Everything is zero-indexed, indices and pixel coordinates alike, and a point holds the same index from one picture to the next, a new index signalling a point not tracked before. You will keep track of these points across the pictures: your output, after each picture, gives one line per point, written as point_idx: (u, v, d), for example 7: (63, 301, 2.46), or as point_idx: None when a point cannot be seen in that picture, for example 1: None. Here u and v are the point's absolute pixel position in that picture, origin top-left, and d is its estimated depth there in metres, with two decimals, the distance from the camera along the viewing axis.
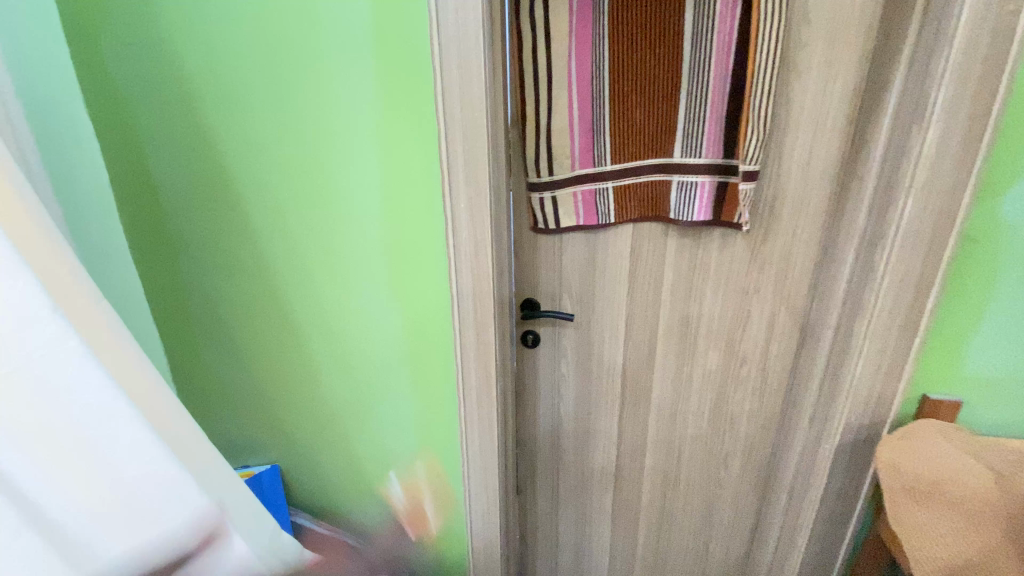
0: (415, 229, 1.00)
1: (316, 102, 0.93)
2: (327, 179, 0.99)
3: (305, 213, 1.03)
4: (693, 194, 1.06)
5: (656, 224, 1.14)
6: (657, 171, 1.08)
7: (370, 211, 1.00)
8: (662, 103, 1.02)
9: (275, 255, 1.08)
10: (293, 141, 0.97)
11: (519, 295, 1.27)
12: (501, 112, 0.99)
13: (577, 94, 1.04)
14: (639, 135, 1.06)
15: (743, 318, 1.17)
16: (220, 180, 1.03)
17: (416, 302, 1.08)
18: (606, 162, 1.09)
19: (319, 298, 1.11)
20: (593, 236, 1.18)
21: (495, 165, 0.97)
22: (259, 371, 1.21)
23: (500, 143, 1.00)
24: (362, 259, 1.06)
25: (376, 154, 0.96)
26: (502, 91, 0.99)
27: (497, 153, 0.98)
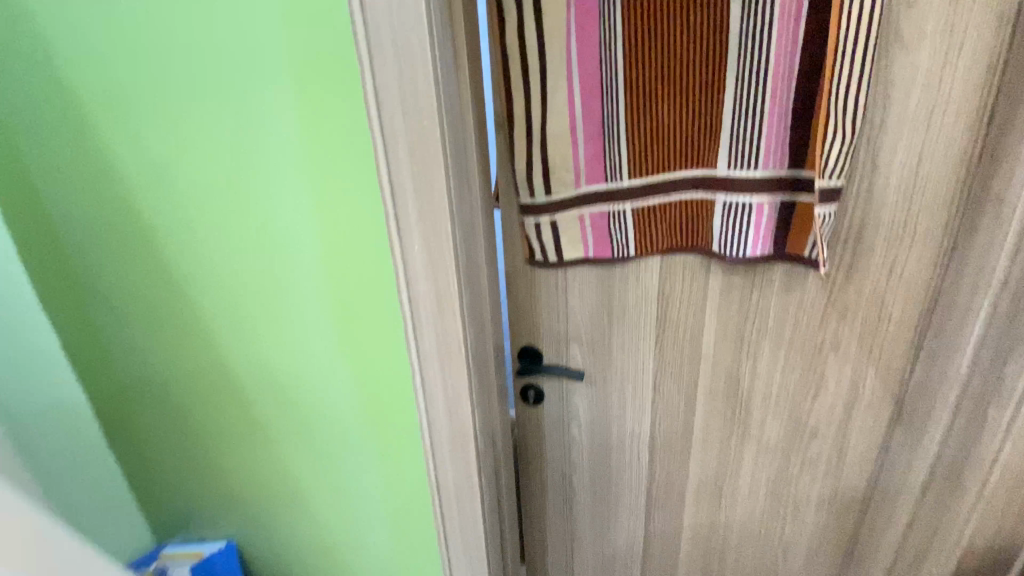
0: (360, 277, 0.74)
1: (214, 119, 0.67)
2: (245, 221, 0.73)
3: (225, 263, 0.77)
4: (744, 221, 0.76)
5: (693, 258, 0.84)
6: (693, 188, 0.79)
7: (304, 258, 0.74)
8: (698, 96, 0.73)
9: (200, 314, 0.84)
10: (194, 172, 0.71)
11: (516, 342, 1.01)
12: (472, 121, 0.72)
13: (580, 85, 0.76)
14: (667, 141, 0.77)
15: (814, 381, 0.87)
16: (117, 228, 0.78)
17: (377, 372, 0.82)
18: (622, 177, 0.81)
19: (258, 365, 0.87)
20: (609, 272, 0.90)
21: (463, 195, 0.70)
22: (195, 440, 0.98)
23: (472, 162, 0.73)
24: (305, 319, 0.80)
25: (305, 186, 0.69)
26: (473, 92, 0.72)
27: (466, 177, 0.71)
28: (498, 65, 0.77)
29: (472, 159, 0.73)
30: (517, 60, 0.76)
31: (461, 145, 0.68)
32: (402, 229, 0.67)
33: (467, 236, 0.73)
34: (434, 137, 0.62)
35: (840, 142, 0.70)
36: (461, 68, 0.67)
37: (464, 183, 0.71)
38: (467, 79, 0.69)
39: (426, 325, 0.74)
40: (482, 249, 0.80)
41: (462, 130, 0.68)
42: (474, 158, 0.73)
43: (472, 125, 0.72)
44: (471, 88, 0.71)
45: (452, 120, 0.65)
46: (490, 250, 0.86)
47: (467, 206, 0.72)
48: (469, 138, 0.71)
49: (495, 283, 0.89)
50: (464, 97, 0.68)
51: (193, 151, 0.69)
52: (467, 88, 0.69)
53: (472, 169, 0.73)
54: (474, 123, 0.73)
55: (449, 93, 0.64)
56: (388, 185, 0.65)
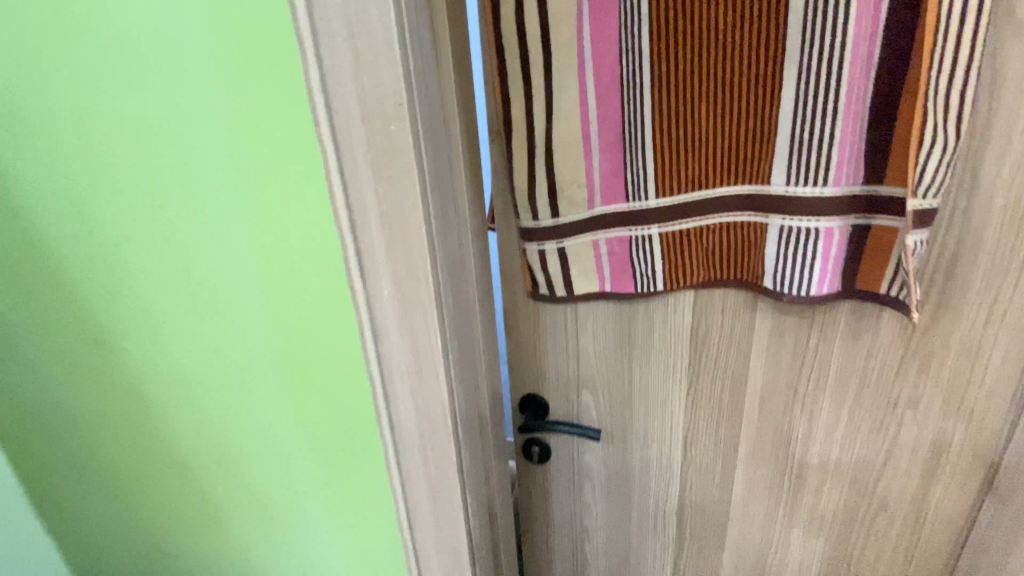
0: (314, 326, 0.58)
1: (128, 128, 0.52)
2: (174, 256, 0.57)
3: (154, 307, 0.62)
4: (811, 252, 0.60)
5: (734, 295, 0.68)
6: (740, 209, 0.63)
7: (246, 301, 0.59)
8: (745, 94, 0.58)
9: (128, 369, 0.68)
10: (111, 195, 0.56)
11: (519, 387, 0.86)
12: (463, 129, 0.56)
13: (596, 82, 0.61)
14: (705, 151, 0.61)
15: (884, 443, 0.72)
16: (30, 267, 0.63)
17: (347, 440, 0.66)
18: (648, 197, 0.65)
19: (205, 429, 0.71)
20: (630, 311, 0.74)
21: (448, 224, 0.54)
22: (130, 509, 0.82)
23: (460, 182, 0.56)
24: (258, 376, 0.64)
25: (244, 212, 0.53)
26: (466, 92, 0.57)
27: (452, 202, 0.55)
28: (494, 61, 0.62)
29: (460, 178, 0.56)
30: (518, 53, 0.61)
31: (444, 159, 0.52)
32: (365, 270, 0.51)
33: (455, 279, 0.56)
34: (406, 150, 0.46)
35: (939, 154, 0.53)
36: (448, 61, 0.51)
37: (449, 208, 0.54)
38: (458, 75, 0.54)
39: (400, 391, 0.57)
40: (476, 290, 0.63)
41: (448, 140, 0.53)
42: (464, 176, 0.57)
43: (462, 133, 0.56)
44: (463, 87, 0.56)
45: (431, 128, 0.48)
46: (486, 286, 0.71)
47: (452, 240, 0.55)
48: (458, 149, 0.55)
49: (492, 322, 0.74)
50: (452, 97, 0.53)
51: (108, 168, 0.54)
52: (457, 88, 0.54)
53: (460, 190, 0.57)
54: (466, 131, 0.58)
55: (429, 92, 0.47)
56: (345, 214, 0.49)
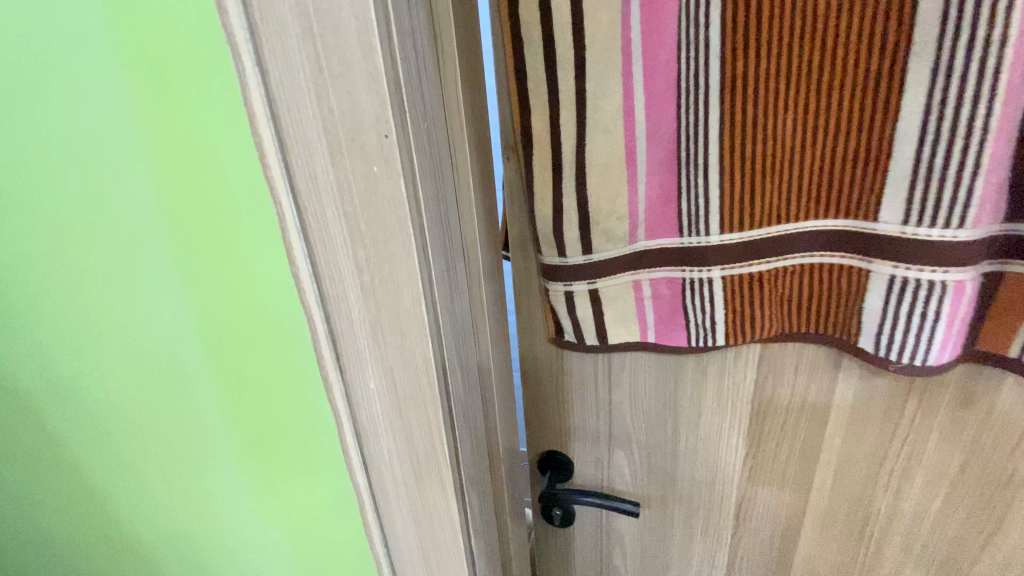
0: (275, 385, 0.49)
1: (53, 149, 0.41)
2: (112, 299, 0.47)
3: (112, 366, 0.51)
4: (932, 310, 0.46)
5: (809, 348, 0.56)
6: (830, 249, 0.49)
7: (194, 352, 0.48)
8: (848, 101, 0.44)
9: (84, 436, 0.57)
10: (42, 231, 0.45)
11: (537, 441, 0.73)
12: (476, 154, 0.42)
13: (646, 86, 0.47)
14: (788, 174, 0.48)
15: (984, 530, 0.59)
16: None
17: (339, 512, 0.56)
18: (709, 232, 0.51)
19: (176, 497, 0.60)
20: (678, 364, 0.61)
21: (456, 291, 0.39)
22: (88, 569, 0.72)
23: (474, 226, 0.43)
24: (231, 441, 0.54)
25: (204, 255, 0.43)
26: (480, 104, 0.43)
27: (461, 258, 0.40)
28: (513, 59, 0.49)
29: (474, 221, 0.42)
30: (545, 50, 0.47)
31: (450, 204, 0.38)
32: (344, 360, 0.37)
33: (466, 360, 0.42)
34: (398, 202, 0.31)
35: None
36: (455, 66, 0.37)
37: (458, 268, 0.40)
38: (467, 83, 0.39)
39: (395, 501, 0.43)
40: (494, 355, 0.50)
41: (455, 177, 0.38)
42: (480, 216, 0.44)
43: (475, 160, 0.42)
44: (474, 99, 0.41)
45: (430, 166, 0.34)
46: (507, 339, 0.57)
47: (462, 310, 0.41)
48: (472, 183, 0.41)
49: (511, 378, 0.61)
50: (460, 116, 0.38)
51: (37, 198, 0.43)
52: (470, 102, 0.40)
53: (471, 239, 0.42)
54: (481, 157, 0.43)
55: (428, 113, 0.33)
56: (315, 287, 0.35)
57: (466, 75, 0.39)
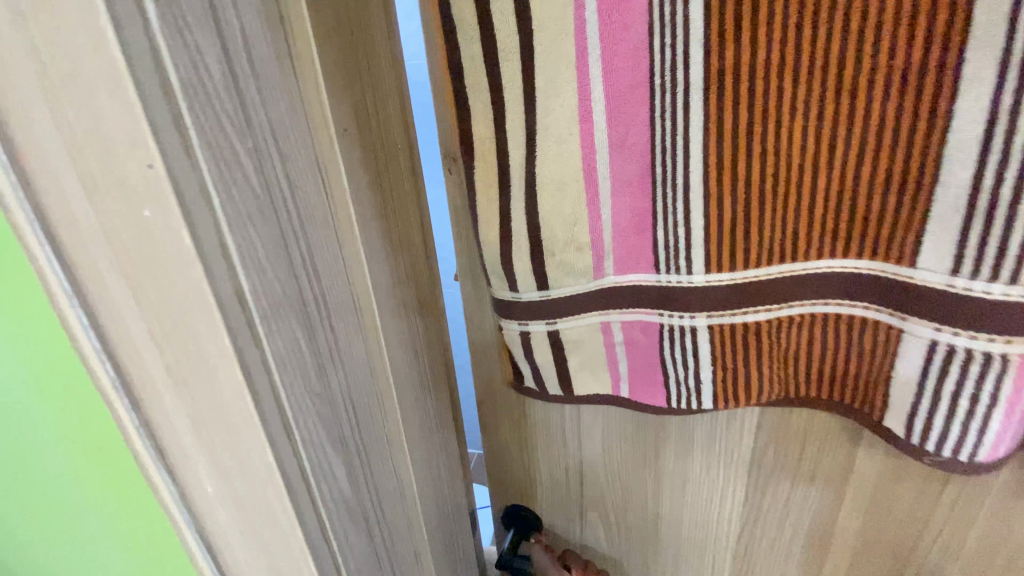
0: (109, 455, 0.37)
1: None
2: None
3: None
4: (987, 393, 0.35)
5: (825, 416, 0.45)
6: (851, 298, 0.38)
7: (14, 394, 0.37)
8: (879, 108, 0.32)
9: None
10: None
11: (501, 492, 0.63)
12: (376, 177, 0.32)
13: (609, 83, 0.37)
14: (795, 202, 0.36)
15: None
16: None
17: None
18: (692, 271, 0.40)
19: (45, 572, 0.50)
20: (659, 422, 0.51)
21: (340, 373, 0.29)
22: None
23: (378, 273, 0.32)
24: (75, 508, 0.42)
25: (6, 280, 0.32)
26: (384, 110, 0.32)
27: (351, 326, 0.29)
28: (446, 49, 0.39)
29: (378, 265, 0.32)
30: (483, 35, 0.37)
31: (324, 256, 0.27)
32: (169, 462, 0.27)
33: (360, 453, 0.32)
34: (186, 263, 0.22)
35: None
36: (323, 62, 0.27)
37: (344, 342, 0.29)
38: (346, 84, 0.28)
39: None
40: (424, 424, 0.40)
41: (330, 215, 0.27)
42: (387, 259, 0.33)
43: (374, 186, 0.32)
44: (369, 104, 0.31)
45: (264, 212, 0.23)
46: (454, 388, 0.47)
47: (354, 393, 0.30)
48: (367, 217, 0.31)
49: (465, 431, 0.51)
50: (335, 130, 0.28)
51: None
52: (364, 104, 0.30)
53: (366, 295, 0.31)
54: (384, 181, 0.33)
55: (257, 134, 0.22)
56: (113, 373, 0.25)
57: (343, 73, 0.28)
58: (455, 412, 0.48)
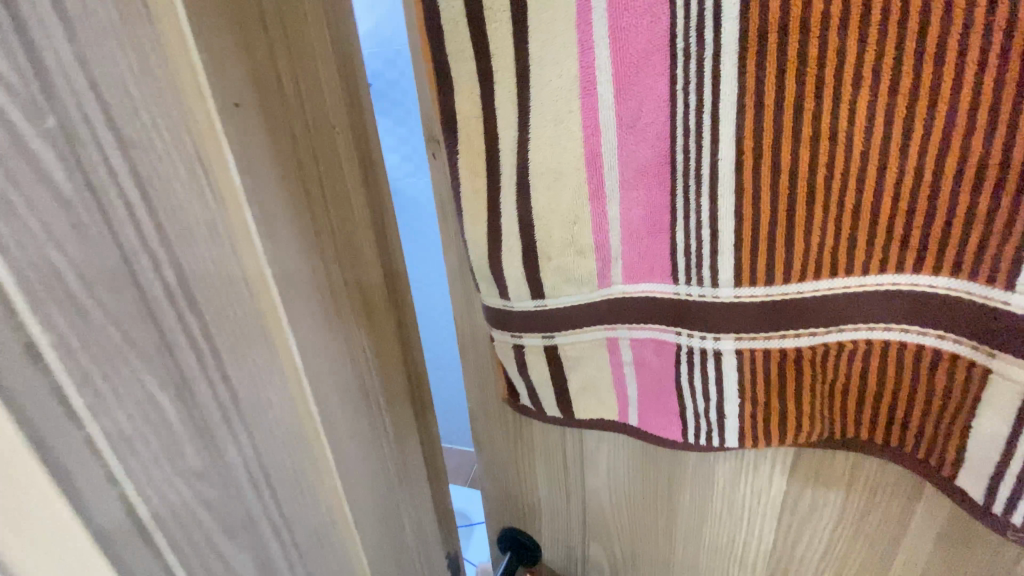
0: None
1: None
2: None
3: None
4: None
5: (876, 463, 0.37)
6: (919, 323, 0.30)
7: None
8: (972, 77, 0.25)
9: None
10: None
11: (496, 515, 0.57)
12: (292, 164, 0.26)
13: (618, 49, 0.29)
14: (851, 200, 0.29)
15: None
16: None
17: None
18: (718, 285, 0.33)
19: None
20: (673, 455, 0.44)
21: (228, 415, 0.23)
22: None
23: (299, 278, 0.27)
24: None
25: None
26: (304, 82, 0.27)
27: (248, 347, 0.24)
28: (422, 9, 0.32)
29: (297, 270, 0.27)
30: None
31: (193, 264, 0.21)
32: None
33: (269, 514, 0.25)
34: None
35: None
36: (203, 16, 0.21)
37: (240, 366, 0.24)
38: (242, 46, 0.23)
39: None
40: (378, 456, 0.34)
41: (207, 211, 0.22)
42: (314, 261, 0.28)
43: (289, 173, 0.26)
44: (286, 79, 0.26)
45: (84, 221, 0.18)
46: (426, 409, 0.41)
47: (256, 433, 0.24)
48: (277, 212, 0.25)
49: (441, 456, 0.45)
50: (219, 103, 0.22)
51: None
52: (273, 79, 0.25)
53: (274, 308, 0.25)
54: (307, 167, 0.27)
55: (59, 104, 0.17)
56: None
57: (240, 34, 0.23)
58: (426, 437, 0.42)
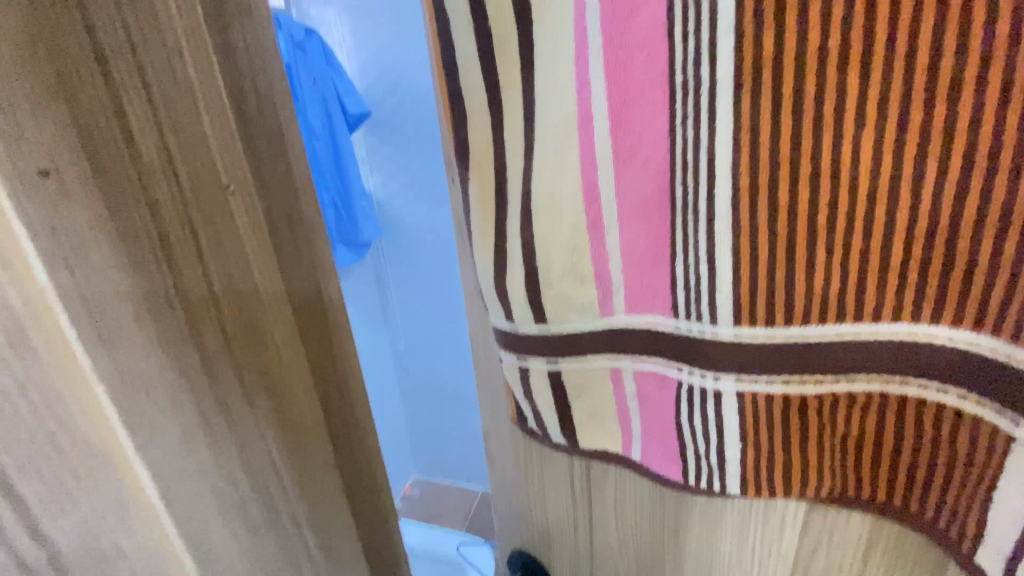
0: None
1: None
2: None
3: None
4: None
5: (897, 530, 0.34)
6: (940, 379, 0.28)
7: None
8: (992, 117, 0.23)
9: None
10: None
11: (509, 536, 0.57)
12: (148, 247, 0.19)
13: (614, 83, 0.30)
14: (859, 244, 0.27)
15: None
16: None
17: None
18: (717, 323, 0.32)
19: None
20: (679, 496, 0.42)
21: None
22: None
23: (155, 397, 0.20)
24: None
25: None
26: (185, 150, 0.20)
27: (84, 480, 0.17)
28: (440, 46, 0.35)
29: (148, 390, 0.19)
30: (476, 28, 0.33)
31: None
32: None
33: None
34: None
35: None
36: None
37: (73, 498, 0.17)
38: (60, 93, 0.16)
39: None
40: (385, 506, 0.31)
41: (8, 313, 0.15)
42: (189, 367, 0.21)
43: (144, 259, 0.19)
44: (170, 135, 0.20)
45: None
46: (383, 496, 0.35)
47: None
48: (123, 314, 0.18)
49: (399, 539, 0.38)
50: (23, 181, 0.16)
51: None
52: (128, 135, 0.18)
53: (115, 436, 0.18)
54: (180, 249, 0.20)
55: None
56: None
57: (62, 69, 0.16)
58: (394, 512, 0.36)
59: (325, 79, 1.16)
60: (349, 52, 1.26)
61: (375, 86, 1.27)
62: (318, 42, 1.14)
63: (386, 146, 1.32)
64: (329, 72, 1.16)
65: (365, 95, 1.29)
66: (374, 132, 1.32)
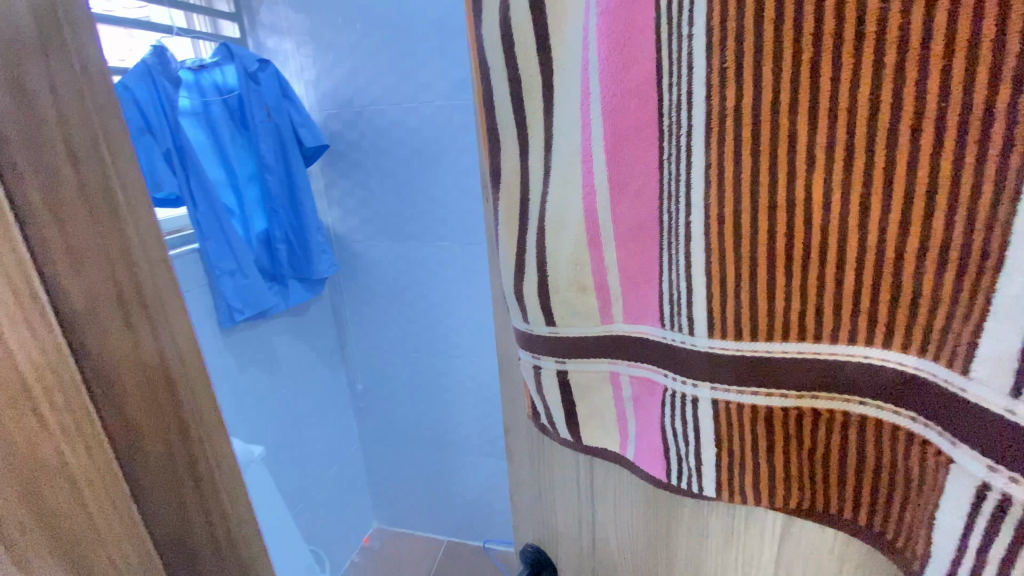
0: None
1: None
2: None
3: None
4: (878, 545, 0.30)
5: (866, 549, 0.35)
6: (894, 401, 0.30)
7: None
8: (928, 159, 0.26)
9: None
10: None
11: (523, 529, 0.62)
12: None
13: (612, 126, 0.36)
14: (814, 270, 0.30)
15: None
16: None
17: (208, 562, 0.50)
18: (696, 334, 0.36)
19: None
20: (670, 500, 0.45)
21: None
22: None
23: None
24: None
25: None
26: None
27: None
28: (482, 91, 0.43)
29: None
30: (510, 77, 0.40)
31: None
32: None
33: None
34: None
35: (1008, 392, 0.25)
36: None
37: None
38: None
39: None
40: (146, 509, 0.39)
41: None
42: None
43: None
44: None
45: None
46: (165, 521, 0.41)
47: None
48: None
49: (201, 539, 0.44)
50: None
51: None
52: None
53: None
54: None
55: None
56: None
57: None
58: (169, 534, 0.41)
59: (281, 112, 1.39)
60: (306, 83, 1.55)
61: (335, 120, 1.55)
62: (270, 75, 1.36)
63: (346, 179, 1.61)
64: (284, 105, 1.40)
65: (325, 130, 1.58)
66: (332, 165, 1.62)
